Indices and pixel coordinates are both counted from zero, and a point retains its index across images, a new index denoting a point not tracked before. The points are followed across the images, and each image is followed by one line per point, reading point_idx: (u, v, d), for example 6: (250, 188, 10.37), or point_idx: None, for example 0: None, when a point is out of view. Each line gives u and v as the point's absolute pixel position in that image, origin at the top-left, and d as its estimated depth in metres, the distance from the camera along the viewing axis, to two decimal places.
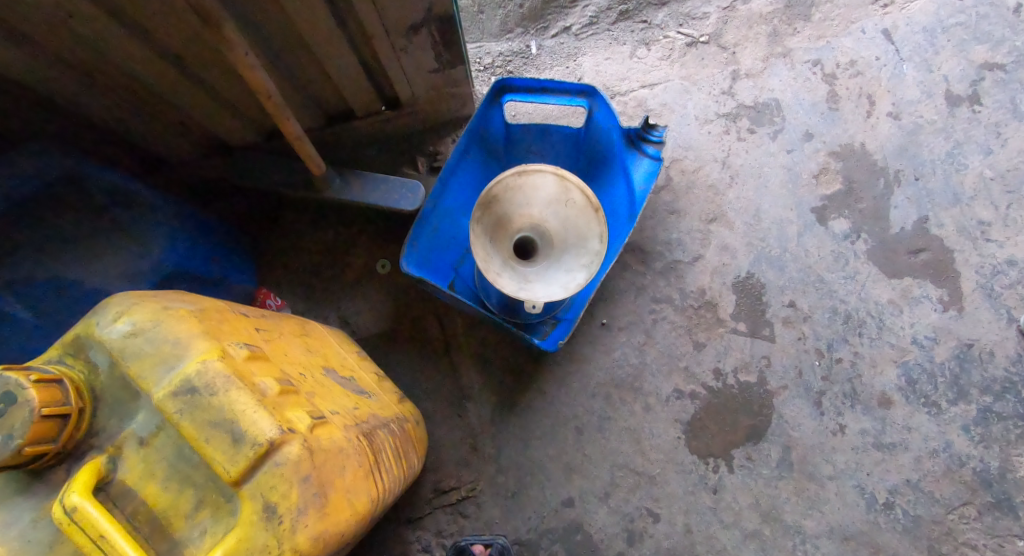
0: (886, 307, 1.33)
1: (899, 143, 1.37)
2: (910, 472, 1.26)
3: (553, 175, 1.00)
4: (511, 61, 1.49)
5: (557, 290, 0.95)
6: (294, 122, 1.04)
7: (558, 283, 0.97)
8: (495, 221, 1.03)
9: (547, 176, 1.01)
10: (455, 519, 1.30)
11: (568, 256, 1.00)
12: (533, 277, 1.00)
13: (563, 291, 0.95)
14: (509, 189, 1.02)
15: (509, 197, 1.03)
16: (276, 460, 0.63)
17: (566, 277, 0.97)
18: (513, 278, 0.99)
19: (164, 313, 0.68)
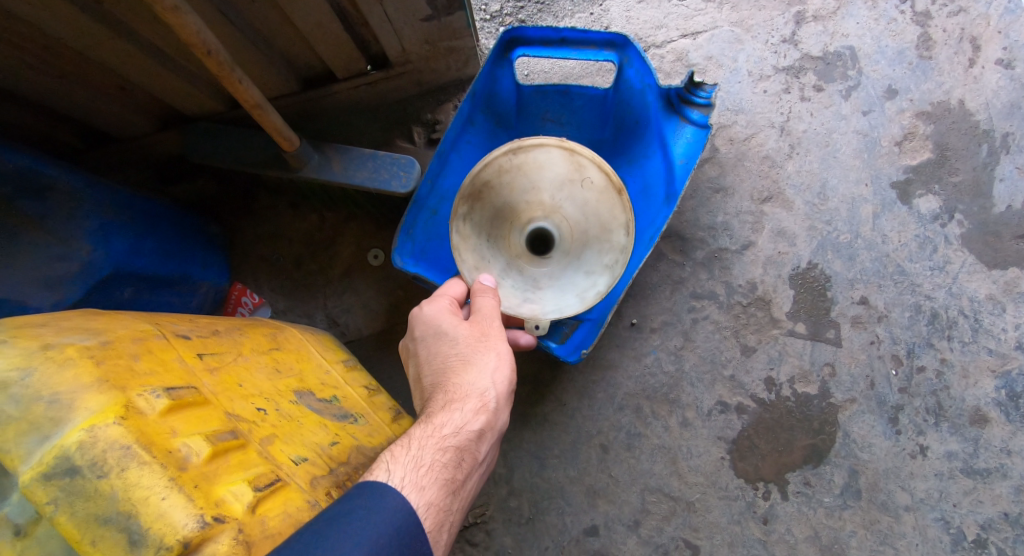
0: (984, 305, 1.08)
1: (1010, 99, 1.09)
2: (1008, 505, 1.04)
3: (560, 150, 0.80)
4: (523, 7, 1.23)
5: (572, 302, 0.77)
6: (253, 88, 0.84)
7: (573, 290, 0.78)
8: (491, 215, 0.82)
9: (553, 152, 0.80)
10: (461, 548, 1.14)
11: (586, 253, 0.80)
12: (541, 282, 0.80)
13: (580, 302, 0.77)
14: (507, 172, 0.81)
15: (506, 182, 0.81)
16: None
17: (583, 282, 0.78)
18: (515, 286, 0.80)
19: (40, 358, 0.49)
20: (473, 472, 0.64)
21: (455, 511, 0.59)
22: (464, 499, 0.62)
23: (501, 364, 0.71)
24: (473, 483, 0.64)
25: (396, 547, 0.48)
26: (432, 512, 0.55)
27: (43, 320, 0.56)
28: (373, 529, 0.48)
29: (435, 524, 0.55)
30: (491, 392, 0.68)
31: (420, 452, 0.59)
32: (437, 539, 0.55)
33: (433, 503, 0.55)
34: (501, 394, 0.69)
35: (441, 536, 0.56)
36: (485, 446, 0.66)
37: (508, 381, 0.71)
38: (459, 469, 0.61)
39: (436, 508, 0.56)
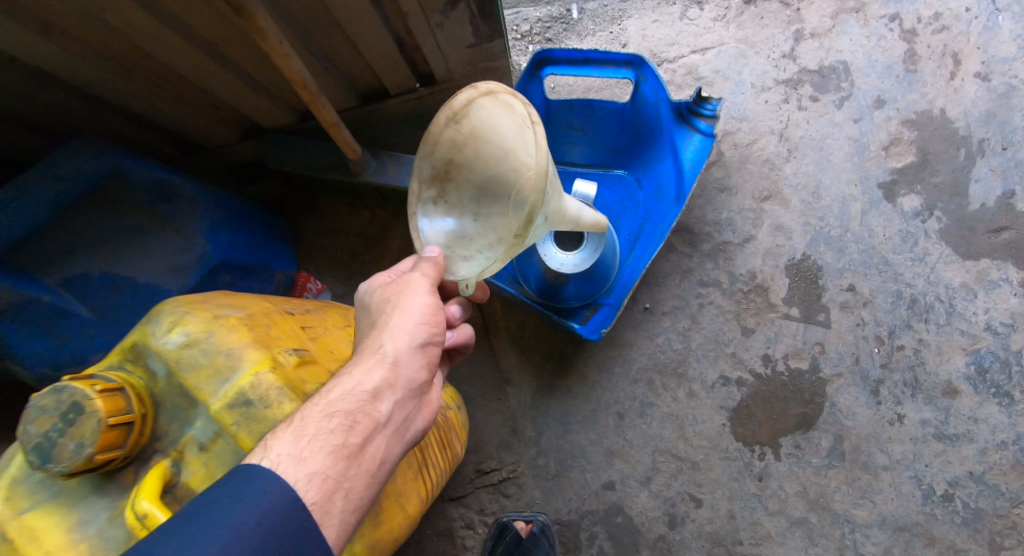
0: (958, 292, 1.23)
1: (986, 108, 1.23)
2: (974, 465, 1.20)
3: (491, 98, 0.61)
4: (550, 27, 1.40)
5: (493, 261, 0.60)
6: (330, 110, 1.00)
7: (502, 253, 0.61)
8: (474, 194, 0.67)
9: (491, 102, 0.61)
10: (497, 499, 1.33)
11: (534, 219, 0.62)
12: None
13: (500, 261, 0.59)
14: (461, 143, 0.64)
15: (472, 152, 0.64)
16: None
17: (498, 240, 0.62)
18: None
19: (216, 323, 0.69)
20: (376, 435, 0.62)
21: (354, 477, 0.59)
22: (366, 462, 0.61)
23: (407, 319, 0.68)
24: (380, 447, 0.62)
25: (258, 537, 0.50)
26: (315, 484, 0.56)
27: (203, 297, 0.75)
28: (231, 519, 0.50)
29: (321, 494, 0.56)
30: (391, 349, 0.66)
31: (307, 426, 0.60)
32: (327, 512, 0.56)
33: (316, 474, 0.56)
34: (402, 349, 0.66)
35: (334, 507, 0.56)
36: (386, 404, 0.64)
37: (413, 334, 0.67)
38: (352, 434, 0.61)
39: (319, 479, 0.56)
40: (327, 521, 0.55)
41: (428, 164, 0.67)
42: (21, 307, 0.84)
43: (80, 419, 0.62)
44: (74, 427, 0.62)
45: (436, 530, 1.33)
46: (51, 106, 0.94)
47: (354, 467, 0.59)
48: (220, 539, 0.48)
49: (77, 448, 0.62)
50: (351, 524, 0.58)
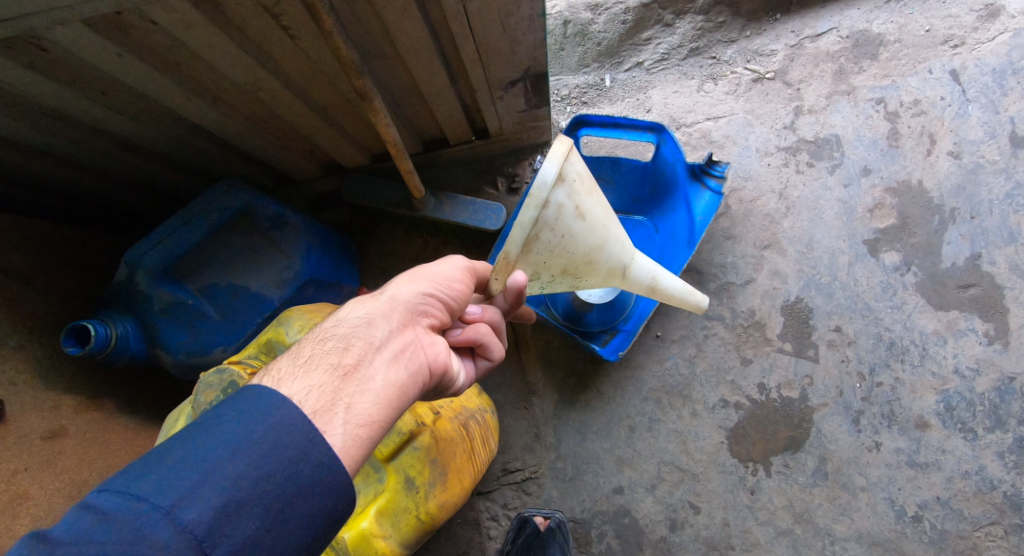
0: (931, 337, 1.42)
1: (957, 181, 1.45)
2: (941, 490, 1.37)
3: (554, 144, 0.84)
4: (586, 93, 1.68)
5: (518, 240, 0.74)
6: (408, 160, 1.21)
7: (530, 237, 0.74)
8: None
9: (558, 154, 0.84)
10: (519, 495, 1.52)
11: (558, 192, 0.75)
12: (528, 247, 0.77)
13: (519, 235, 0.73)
14: None
15: None
16: (413, 445, 0.94)
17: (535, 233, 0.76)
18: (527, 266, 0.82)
19: None
20: (371, 357, 0.71)
21: (351, 392, 0.68)
22: (363, 381, 0.69)
23: (405, 276, 0.82)
24: (375, 369, 0.70)
25: (267, 445, 0.59)
26: (313, 394, 0.65)
27: (319, 308, 1.01)
28: (245, 428, 0.60)
29: (319, 402, 0.65)
30: (388, 294, 0.79)
31: (310, 353, 0.71)
32: (325, 416, 0.64)
33: (313, 386, 0.66)
34: (397, 293, 0.79)
35: (332, 413, 0.65)
36: (378, 331, 0.74)
37: (409, 284, 0.80)
38: (346, 356, 0.71)
39: (316, 388, 0.66)
40: (326, 423, 0.64)
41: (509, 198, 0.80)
42: (174, 306, 1.10)
43: (236, 394, 0.85)
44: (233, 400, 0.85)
45: (465, 519, 1.52)
46: (196, 150, 1.17)
47: (350, 384, 0.68)
48: (234, 443, 0.58)
49: None
50: (352, 430, 0.65)
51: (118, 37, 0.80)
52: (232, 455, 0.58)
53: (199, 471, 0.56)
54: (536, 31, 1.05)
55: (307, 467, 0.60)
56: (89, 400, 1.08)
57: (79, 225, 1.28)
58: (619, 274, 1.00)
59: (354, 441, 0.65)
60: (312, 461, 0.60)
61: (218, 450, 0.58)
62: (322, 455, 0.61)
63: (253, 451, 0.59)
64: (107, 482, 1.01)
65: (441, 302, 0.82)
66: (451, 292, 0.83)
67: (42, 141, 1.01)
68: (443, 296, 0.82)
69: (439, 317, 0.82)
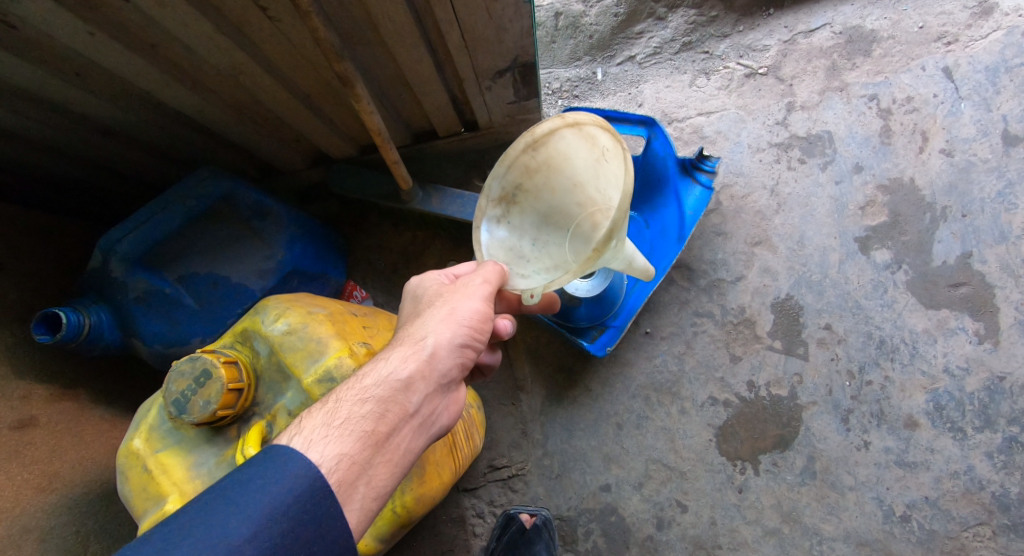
0: (921, 336, 1.41)
1: (949, 179, 1.44)
2: (929, 490, 1.36)
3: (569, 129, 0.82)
4: (578, 86, 1.67)
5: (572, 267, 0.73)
6: (395, 150, 1.19)
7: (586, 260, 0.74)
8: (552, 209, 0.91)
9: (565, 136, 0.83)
10: (505, 492, 1.50)
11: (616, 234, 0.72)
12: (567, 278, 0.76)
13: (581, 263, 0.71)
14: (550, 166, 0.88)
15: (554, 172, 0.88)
16: None
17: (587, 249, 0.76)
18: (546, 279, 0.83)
19: (309, 317, 0.91)
20: (403, 425, 0.73)
21: (377, 462, 0.70)
22: (390, 449, 0.71)
23: (449, 322, 0.79)
24: (404, 438, 0.73)
25: (287, 522, 0.60)
26: (343, 464, 0.67)
27: (297, 297, 0.98)
28: (267, 504, 0.61)
29: (347, 473, 0.67)
30: (429, 343, 0.78)
31: (344, 411, 0.71)
32: (348, 491, 0.66)
33: (343, 455, 0.67)
34: (438, 348, 0.78)
35: (355, 488, 0.67)
36: (416, 395, 0.75)
37: (451, 337, 0.78)
38: (382, 422, 0.71)
39: (346, 457, 0.67)
40: (348, 498, 0.66)
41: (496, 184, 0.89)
42: (151, 296, 1.08)
43: (208, 383, 0.83)
44: (204, 389, 0.83)
45: (449, 516, 1.50)
46: (177, 136, 1.15)
47: (379, 453, 0.70)
48: (256, 520, 0.59)
49: (205, 405, 0.82)
50: (369, 503, 0.68)
51: (87, 13, 0.78)
52: (252, 537, 0.58)
53: (217, 554, 0.56)
54: (523, 18, 1.04)
55: (320, 545, 0.62)
56: (63, 389, 1.06)
57: (58, 212, 1.26)
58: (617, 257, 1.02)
59: (367, 514, 0.68)
60: (328, 540, 0.63)
61: (237, 526, 0.59)
62: (340, 533, 0.63)
63: (273, 529, 0.60)
64: (78, 475, 0.99)
65: (474, 355, 0.83)
66: (483, 341, 0.83)
67: (16, 124, 0.99)
68: (477, 346, 0.82)
69: (470, 367, 0.83)
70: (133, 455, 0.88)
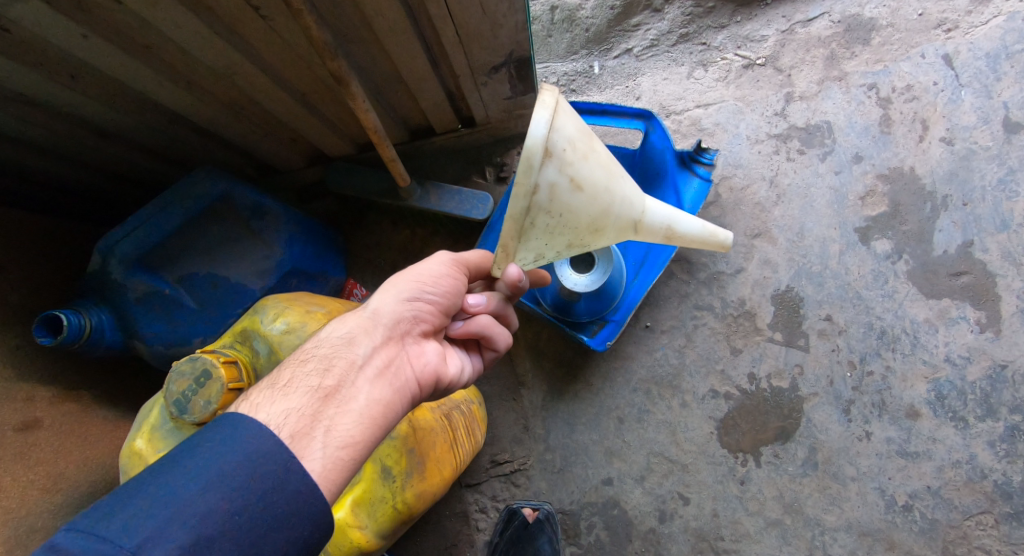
0: (922, 326, 1.40)
1: (950, 168, 1.43)
2: (931, 480, 1.36)
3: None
4: (574, 80, 1.66)
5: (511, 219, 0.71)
6: (392, 148, 1.19)
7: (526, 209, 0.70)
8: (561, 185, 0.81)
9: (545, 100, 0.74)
10: (508, 487, 1.51)
11: (547, 169, 0.68)
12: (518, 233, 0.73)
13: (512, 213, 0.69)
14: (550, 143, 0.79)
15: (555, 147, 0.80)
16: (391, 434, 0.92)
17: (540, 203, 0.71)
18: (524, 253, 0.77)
19: (307, 316, 0.92)
20: (353, 377, 0.75)
21: (332, 412, 0.71)
22: (346, 401, 0.73)
23: (390, 284, 0.84)
24: (358, 389, 0.74)
25: (238, 477, 0.61)
26: (293, 416, 0.69)
27: (296, 297, 0.99)
28: (217, 462, 0.62)
29: (299, 425, 0.68)
30: (370, 307, 0.82)
31: (290, 373, 0.75)
32: (302, 441, 0.67)
33: (292, 409, 0.69)
34: (379, 307, 0.82)
35: (311, 436, 0.68)
36: (361, 349, 0.77)
37: (392, 294, 0.82)
38: (328, 377, 0.74)
39: (294, 411, 0.69)
40: (304, 449, 0.67)
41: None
42: (150, 296, 1.09)
43: (208, 383, 0.83)
44: (204, 390, 0.83)
45: (453, 511, 1.51)
46: (174, 137, 1.15)
47: (332, 405, 0.72)
48: (205, 478, 0.60)
49: (205, 405, 0.83)
50: (332, 453, 0.68)
51: (81, 16, 0.79)
52: (201, 490, 0.59)
53: (168, 509, 0.58)
54: (517, 13, 1.03)
55: (281, 497, 0.62)
56: (66, 391, 1.07)
57: (58, 215, 1.27)
58: (638, 231, 0.88)
59: (334, 462, 0.68)
60: (288, 492, 0.63)
61: (187, 485, 0.60)
62: (298, 483, 0.63)
63: (225, 484, 0.60)
64: (83, 475, 1.00)
65: (427, 307, 0.85)
66: (439, 294, 0.85)
67: (13, 128, 0.99)
68: (429, 298, 0.85)
69: (427, 322, 0.85)
70: (136, 455, 0.89)
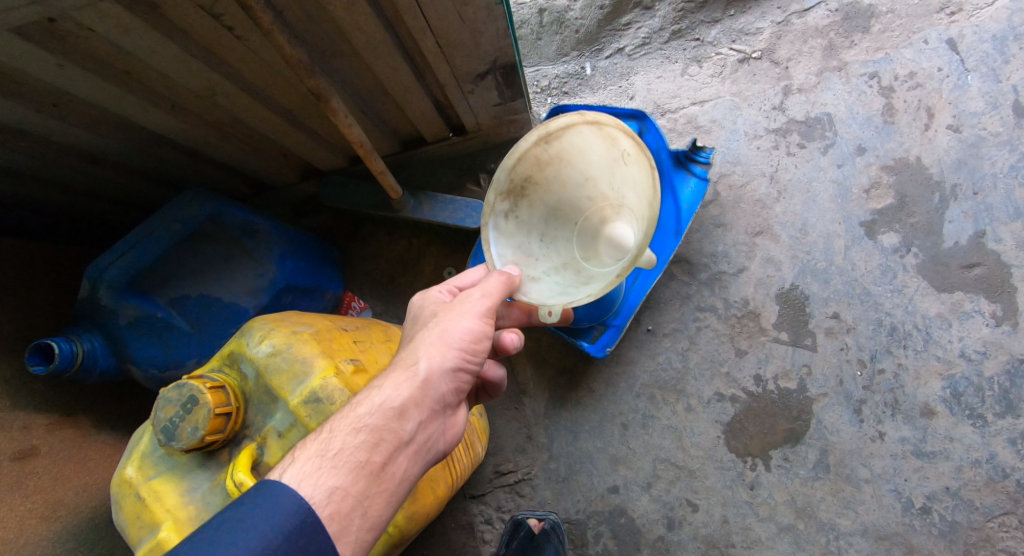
0: (934, 321, 1.35)
1: (958, 156, 1.38)
2: (949, 480, 1.31)
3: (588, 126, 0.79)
4: (567, 82, 1.65)
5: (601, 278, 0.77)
6: (380, 160, 1.17)
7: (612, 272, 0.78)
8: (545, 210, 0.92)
9: (580, 130, 0.81)
10: (513, 497, 1.49)
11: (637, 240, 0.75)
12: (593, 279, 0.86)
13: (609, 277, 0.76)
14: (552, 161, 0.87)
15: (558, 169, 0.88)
16: None
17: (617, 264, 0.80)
18: (565, 282, 0.89)
19: (293, 337, 0.91)
20: (397, 453, 0.74)
21: (373, 493, 0.70)
22: (386, 479, 0.72)
23: (438, 346, 0.81)
24: (400, 465, 0.74)
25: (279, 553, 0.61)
26: (336, 496, 0.68)
27: (284, 316, 0.97)
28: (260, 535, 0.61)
29: (341, 505, 0.67)
30: (421, 368, 0.79)
31: (341, 440, 0.72)
32: (342, 524, 0.67)
33: (336, 487, 0.68)
34: (430, 371, 0.79)
35: (350, 520, 0.68)
36: (409, 423, 0.75)
37: (440, 359, 0.80)
38: (376, 451, 0.72)
39: (339, 490, 0.68)
40: (343, 531, 0.66)
41: (505, 176, 0.86)
42: (143, 321, 1.09)
43: (195, 408, 0.83)
44: (192, 416, 0.83)
45: (458, 523, 1.50)
46: (162, 160, 1.16)
47: (374, 482, 0.71)
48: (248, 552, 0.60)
49: (194, 431, 0.82)
50: (364, 536, 0.69)
51: (55, 46, 0.79)
52: None
53: None
54: (497, 20, 1.01)
55: None
56: (63, 418, 1.08)
57: (51, 241, 1.30)
58: None
59: (362, 547, 0.68)
60: None
61: None
62: None
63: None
64: (83, 501, 1.00)
65: (467, 376, 0.83)
66: (477, 362, 0.83)
67: (1, 159, 1.01)
68: (468, 368, 0.83)
69: (464, 389, 0.84)
70: (127, 483, 0.88)
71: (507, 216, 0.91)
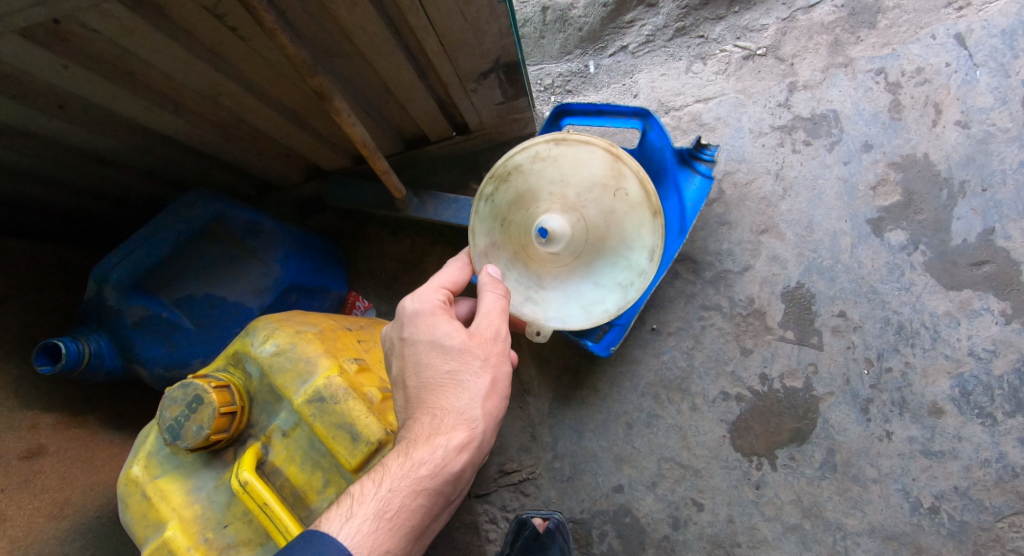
0: (942, 319, 1.34)
1: (966, 152, 1.36)
2: (958, 480, 1.29)
3: (606, 153, 1.00)
4: (570, 81, 1.64)
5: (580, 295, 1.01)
6: (383, 160, 1.17)
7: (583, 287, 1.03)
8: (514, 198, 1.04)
9: (596, 152, 1.00)
10: (517, 497, 1.49)
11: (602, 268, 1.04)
12: (548, 281, 1.03)
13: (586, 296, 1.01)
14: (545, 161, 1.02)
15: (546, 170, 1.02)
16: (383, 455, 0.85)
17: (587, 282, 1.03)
18: (524, 282, 1.04)
19: (297, 337, 0.91)
20: (441, 511, 0.77)
21: (413, 550, 0.74)
22: (427, 532, 0.76)
23: (492, 402, 0.82)
24: (439, 519, 0.78)
25: None
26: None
27: (288, 316, 0.97)
28: None
29: None
30: (479, 427, 0.80)
31: (400, 501, 0.73)
32: None
33: (388, 549, 0.70)
34: (485, 430, 0.80)
35: None
36: (460, 485, 0.78)
37: (494, 418, 0.82)
38: (428, 512, 0.75)
39: (391, 552, 0.71)
40: None
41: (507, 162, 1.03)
42: (148, 321, 1.10)
43: (200, 408, 0.83)
44: (196, 415, 0.83)
45: (463, 522, 1.50)
46: (166, 160, 1.16)
47: (418, 539, 0.75)
48: None
49: (198, 430, 0.83)
50: None
51: (60, 47, 0.79)
52: None
53: None
54: (500, 18, 1.01)
55: None
56: (70, 418, 1.09)
57: (57, 241, 1.31)
58: None
59: None
60: None
61: None
62: None
63: None
64: (91, 500, 1.01)
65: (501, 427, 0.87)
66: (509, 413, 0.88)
67: (7, 160, 1.02)
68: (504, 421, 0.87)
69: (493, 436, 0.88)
70: (132, 482, 0.89)
71: (488, 199, 1.05)
